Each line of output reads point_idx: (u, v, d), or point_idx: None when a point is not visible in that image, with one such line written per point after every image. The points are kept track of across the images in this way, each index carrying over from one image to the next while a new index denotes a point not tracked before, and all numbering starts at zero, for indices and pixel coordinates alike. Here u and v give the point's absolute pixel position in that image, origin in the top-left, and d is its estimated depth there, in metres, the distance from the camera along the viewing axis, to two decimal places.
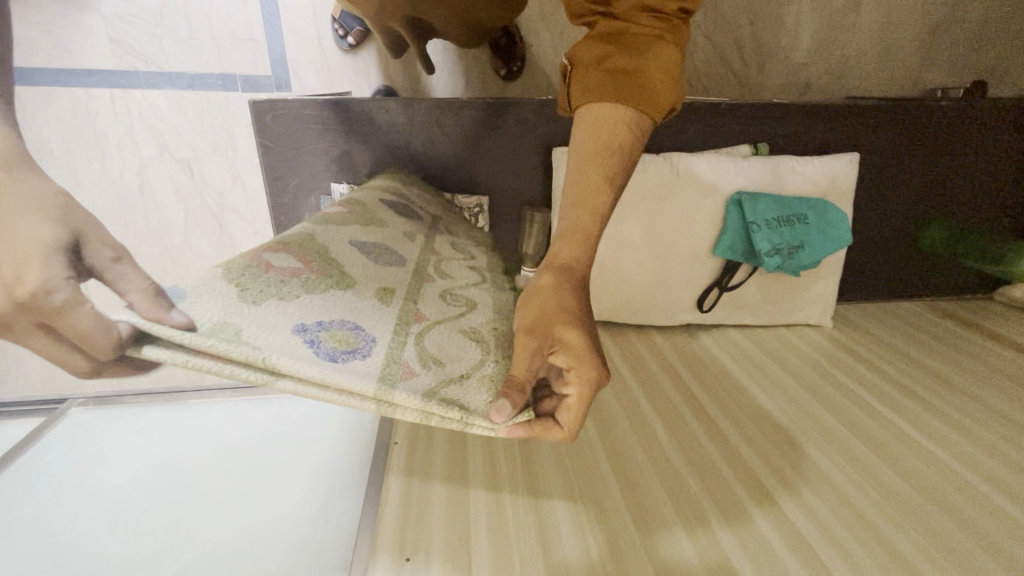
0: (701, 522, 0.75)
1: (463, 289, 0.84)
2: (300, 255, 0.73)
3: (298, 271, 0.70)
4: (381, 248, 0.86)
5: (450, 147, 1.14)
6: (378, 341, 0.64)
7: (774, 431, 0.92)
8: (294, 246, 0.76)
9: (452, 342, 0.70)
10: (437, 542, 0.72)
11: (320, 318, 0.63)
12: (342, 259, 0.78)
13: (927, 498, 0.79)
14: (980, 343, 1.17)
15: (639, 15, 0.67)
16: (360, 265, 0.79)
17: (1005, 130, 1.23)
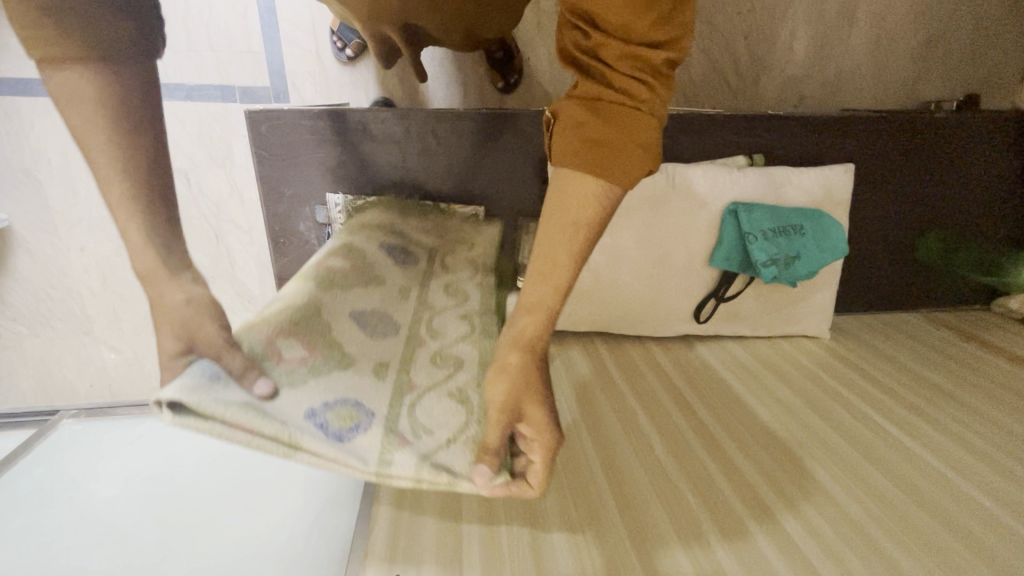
0: (698, 537, 0.74)
1: (453, 346, 0.79)
2: (307, 338, 0.69)
3: (307, 357, 0.67)
4: (378, 318, 0.80)
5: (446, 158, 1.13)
6: (378, 416, 0.66)
7: (772, 444, 0.90)
8: (291, 316, 0.71)
9: (444, 409, 0.69)
10: (428, 557, 0.71)
11: (328, 396, 0.64)
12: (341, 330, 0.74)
13: (929, 512, 0.78)
14: (978, 355, 1.16)
15: (622, 66, 0.57)
16: (357, 340, 0.74)
17: (998, 143, 1.24)
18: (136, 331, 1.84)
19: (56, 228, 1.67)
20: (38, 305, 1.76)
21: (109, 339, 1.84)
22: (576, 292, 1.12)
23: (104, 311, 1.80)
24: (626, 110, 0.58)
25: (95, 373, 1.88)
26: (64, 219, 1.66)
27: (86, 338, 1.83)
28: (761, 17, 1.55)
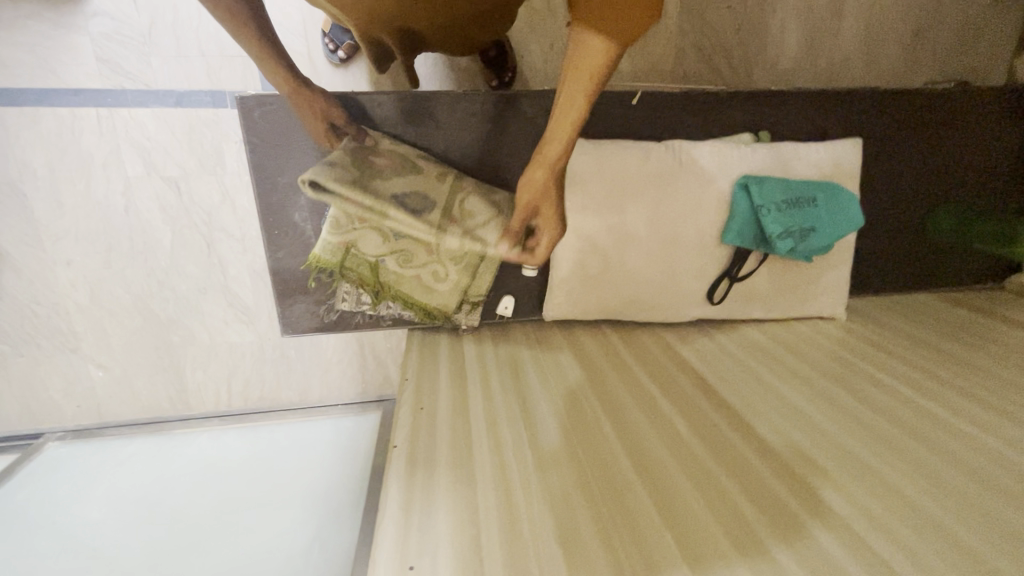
0: (737, 518, 0.70)
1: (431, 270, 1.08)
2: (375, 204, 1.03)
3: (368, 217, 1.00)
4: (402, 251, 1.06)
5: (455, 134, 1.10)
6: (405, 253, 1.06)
7: (801, 421, 0.86)
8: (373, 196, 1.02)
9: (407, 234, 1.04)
10: (447, 550, 0.65)
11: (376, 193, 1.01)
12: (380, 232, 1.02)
13: (978, 482, 0.74)
14: (998, 327, 1.13)
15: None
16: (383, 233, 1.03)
17: (1002, 116, 1.23)
18: (125, 347, 1.78)
19: (41, 241, 1.61)
20: (22, 324, 1.69)
21: (97, 356, 1.77)
22: (585, 276, 1.07)
23: (92, 327, 1.73)
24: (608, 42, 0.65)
25: (82, 393, 1.81)
26: (49, 232, 1.60)
27: (73, 356, 1.76)
28: (750, 10, 1.55)
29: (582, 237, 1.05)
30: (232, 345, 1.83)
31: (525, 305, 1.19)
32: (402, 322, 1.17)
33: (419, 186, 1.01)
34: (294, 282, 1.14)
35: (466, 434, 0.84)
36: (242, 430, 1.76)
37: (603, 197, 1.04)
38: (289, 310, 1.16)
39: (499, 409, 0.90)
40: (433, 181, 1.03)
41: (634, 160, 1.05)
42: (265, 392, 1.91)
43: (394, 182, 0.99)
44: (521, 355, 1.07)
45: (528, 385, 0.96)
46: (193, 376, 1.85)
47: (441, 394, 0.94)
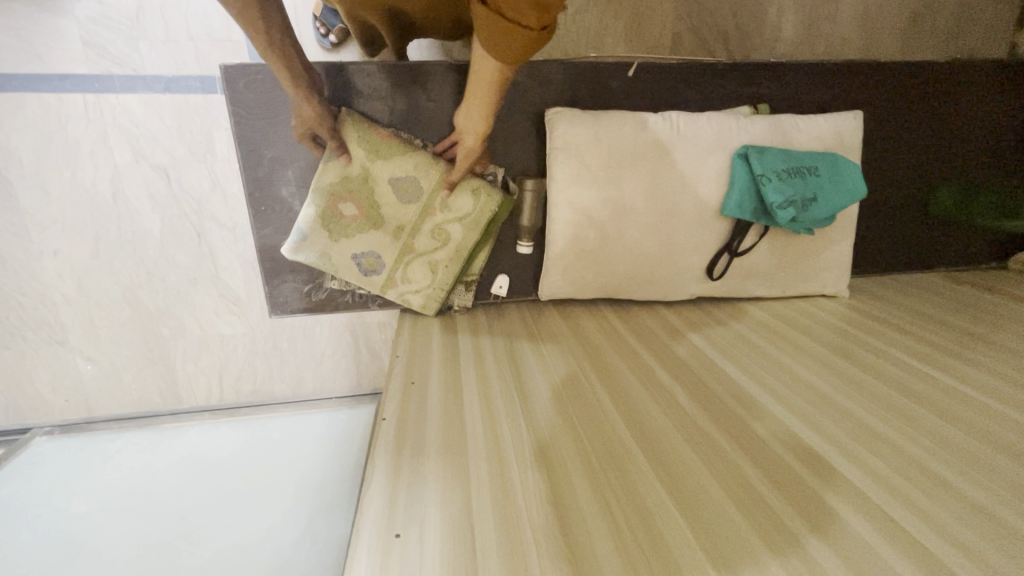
0: (745, 486, 0.66)
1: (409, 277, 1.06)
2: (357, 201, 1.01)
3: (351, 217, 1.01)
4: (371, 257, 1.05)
5: (450, 101, 1.07)
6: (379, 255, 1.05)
7: (807, 393, 0.83)
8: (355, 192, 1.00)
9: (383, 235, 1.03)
10: (438, 520, 0.61)
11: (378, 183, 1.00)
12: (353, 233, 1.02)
13: (993, 447, 0.71)
14: (1005, 302, 1.11)
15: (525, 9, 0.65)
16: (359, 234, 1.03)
17: (1004, 90, 1.21)
18: (113, 340, 1.74)
19: (27, 231, 1.57)
20: (8, 315, 1.65)
21: (85, 349, 1.73)
22: (582, 252, 1.05)
23: (79, 319, 1.69)
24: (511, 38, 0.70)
25: (70, 388, 1.77)
26: (35, 220, 1.57)
27: (60, 349, 1.72)
28: None
29: (578, 210, 1.02)
30: (223, 336, 1.79)
31: (520, 284, 1.16)
32: (390, 305, 1.16)
33: (376, 245, 1.04)
34: (282, 261, 1.11)
35: (460, 408, 0.80)
36: (234, 423, 1.73)
37: (600, 168, 1.01)
38: (277, 290, 1.12)
39: (494, 385, 0.87)
40: (387, 236, 1.04)
41: (631, 131, 1.02)
42: (258, 384, 1.88)
43: (352, 240, 1.03)
44: (517, 333, 1.04)
45: (524, 361, 0.93)
46: (184, 369, 1.82)
47: (434, 370, 0.91)
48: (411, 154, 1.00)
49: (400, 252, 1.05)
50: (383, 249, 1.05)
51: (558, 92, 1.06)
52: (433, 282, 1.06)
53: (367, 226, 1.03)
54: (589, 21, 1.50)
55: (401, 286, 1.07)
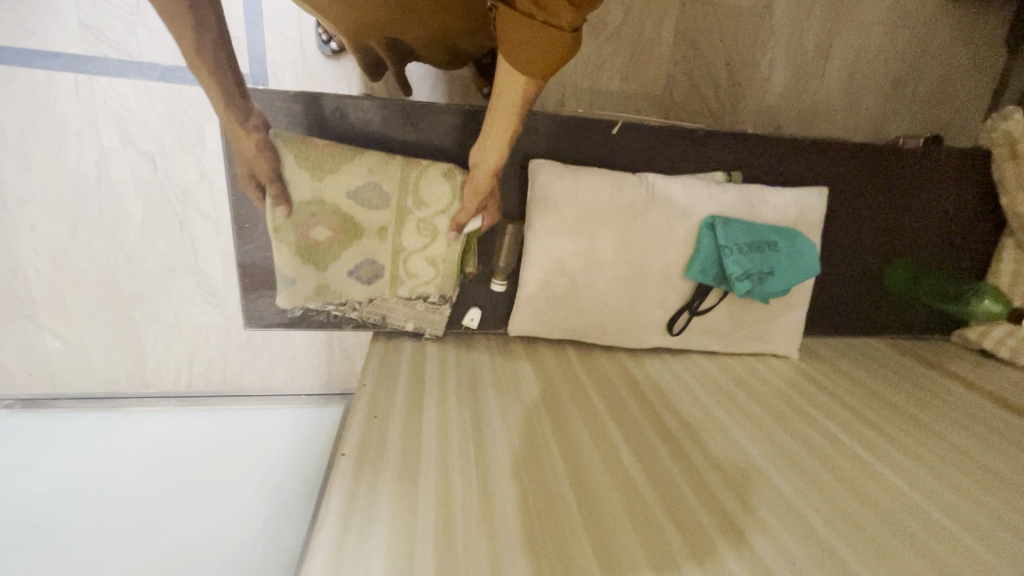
0: (665, 553, 0.72)
1: (416, 258, 1.06)
2: (324, 220, 1.01)
3: (329, 238, 1.02)
4: (367, 264, 1.07)
5: (440, 139, 1.11)
6: (372, 258, 1.06)
7: (742, 461, 0.89)
8: (320, 214, 1.00)
9: (360, 245, 1.04)
10: (380, 561, 0.66)
11: (347, 193, 1.00)
12: (337, 255, 1.04)
13: (896, 536, 0.79)
14: (938, 381, 1.19)
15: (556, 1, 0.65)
16: (346, 255, 1.05)
17: (962, 178, 1.29)
18: (85, 318, 1.73)
19: (6, 204, 1.56)
20: None
21: (55, 325, 1.72)
22: (550, 297, 1.10)
23: (52, 295, 1.68)
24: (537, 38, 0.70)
25: (35, 362, 1.74)
26: (15, 195, 1.55)
27: (29, 323, 1.70)
28: (741, 45, 1.58)
29: (550, 257, 1.07)
30: (197, 326, 1.80)
31: (491, 317, 1.21)
32: (364, 327, 1.16)
33: (368, 250, 1.05)
34: (260, 275, 1.13)
35: (416, 443, 0.85)
36: (200, 412, 1.78)
37: (575, 221, 1.06)
38: (253, 304, 1.14)
39: (452, 421, 0.91)
40: (375, 240, 1.05)
41: (608, 188, 1.07)
42: (226, 374, 1.86)
43: (340, 258, 1.04)
44: (481, 367, 1.08)
45: (483, 399, 0.98)
46: (154, 353, 1.81)
47: (398, 401, 0.95)
48: (358, 159, 1.00)
49: (395, 250, 1.06)
50: (379, 257, 1.06)
51: (543, 142, 1.10)
52: (439, 274, 1.07)
53: (348, 239, 1.03)
54: (587, 57, 1.54)
55: (411, 280, 1.08)
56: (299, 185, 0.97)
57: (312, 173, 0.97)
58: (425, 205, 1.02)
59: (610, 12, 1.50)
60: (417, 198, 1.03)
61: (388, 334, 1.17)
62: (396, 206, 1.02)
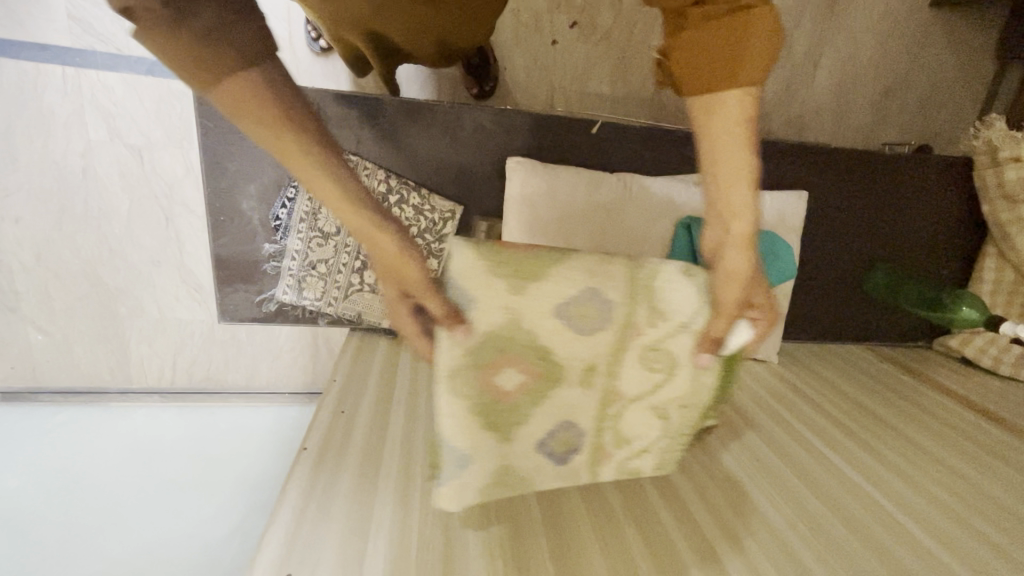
0: (624, 554, 0.72)
1: (635, 421, 0.74)
2: (518, 359, 0.64)
3: (525, 381, 0.67)
4: (557, 429, 0.71)
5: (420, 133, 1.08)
6: (564, 419, 0.71)
7: (712, 467, 0.88)
8: (519, 353, 0.65)
9: (626, 384, 0.71)
10: (331, 556, 0.65)
11: (545, 302, 0.63)
12: (518, 422, 0.69)
13: (866, 546, 0.78)
14: (918, 389, 1.19)
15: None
16: (527, 425, 0.70)
17: (944, 186, 1.29)
18: (68, 313, 1.68)
19: None
20: None
21: (38, 318, 1.67)
22: None
23: (34, 287, 1.64)
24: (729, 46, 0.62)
25: (17, 354, 1.68)
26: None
27: (11, 316, 1.65)
28: None
29: None
30: (180, 322, 1.74)
31: None
32: (340, 323, 1.17)
33: (570, 405, 0.71)
34: (236, 269, 1.12)
35: (381, 438, 0.84)
36: (181, 409, 1.76)
37: (552, 220, 1.06)
38: (228, 297, 1.13)
39: (420, 419, 0.90)
40: (575, 387, 0.70)
41: (585, 189, 1.07)
42: (211, 371, 1.77)
43: (530, 420, 0.70)
44: None
45: None
46: (137, 349, 1.74)
47: (366, 397, 0.94)
48: (563, 258, 0.63)
49: (604, 398, 0.72)
50: (579, 417, 0.72)
51: (522, 141, 1.10)
52: (667, 433, 0.75)
53: (544, 387, 0.68)
54: (577, 58, 1.53)
55: (616, 453, 0.76)
56: (485, 310, 0.61)
57: (510, 284, 0.61)
58: (666, 321, 0.68)
59: (601, 13, 1.49)
60: (648, 309, 0.68)
61: (365, 331, 1.17)
62: (623, 322, 0.67)
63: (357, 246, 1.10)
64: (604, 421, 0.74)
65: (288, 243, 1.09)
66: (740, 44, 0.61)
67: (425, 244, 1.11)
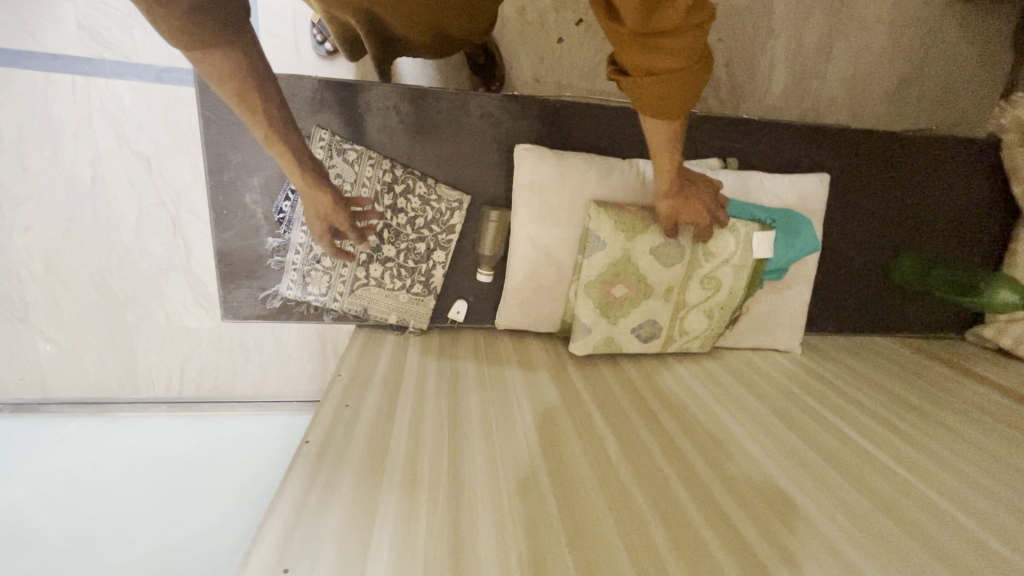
0: (649, 548, 0.67)
1: (692, 316, 1.05)
2: (626, 280, 1.00)
3: (626, 296, 1.01)
4: (647, 324, 1.04)
5: (427, 124, 1.06)
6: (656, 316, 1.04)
7: (747, 464, 0.83)
8: (623, 272, 1.00)
9: (699, 291, 1.03)
10: (330, 546, 0.61)
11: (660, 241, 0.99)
12: (629, 321, 1.03)
13: (921, 545, 0.72)
14: (955, 379, 1.12)
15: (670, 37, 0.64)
16: (626, 323, 1.03)
17: (973, 168, 1.24)
18: (78, 322, 1.67)
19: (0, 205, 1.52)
20: None
21: (47, 328, 1.66)
22: (538, 288, 1.05)
23: (43, 297, 1.62)
24: (680, 80, 0.70)
25: (26, 365, 1.68)
26: (10, 195, 1.51)
27: (21, 326, 1.64)
28: (741, 42, 1.54)
29: (536, 246, 1.03)
30: (189, 330, 1.74)
31: (478, 311, 1.16)
32: (345, 319, 1.12)
33: (653, 311, 1.03)
34: (239, 265, 1.09)
35: (387, 431, 0.80)
36: (190, 419, 1.73)
37: (561, 207, 1.02)
38: (231, 295, 1.11)
39: (428, 413, 0.85)
40: (658, 300, 1.03)
41: (596, 173, 1.03)
42: (219, 381, 1.80)
43: (629, 316, 1.03)
44: (466, 362, 1.03)
45: (464, 390, 0.93)
46: (145, 358, 1.74)
47: (372, 391, 0.90)
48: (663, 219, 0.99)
49: (676, 308, 1.04)
50: (660, 317, 1.04)
51: (529, 128, 1.08)
52: (710, 324, 1.06)
53: (640, 298, 1.02)
54: (583, 56, 1.50)
55: (681, 338, 1.06)
56: (608, 250, 0.98)
57: (625, 234, 0.98)
58: (710, 258, 1.01)
59: None
60: (705, 250, 1.01)
61: (371, 327, 1.13)
62: (691, 259, 1.00)
63: (361, 239, 1.06)
64: (675, 320, 1.05)
65: (293, 236, 1.06)
66: (689, 73, 0.70)
67: (431, 236, 1.08)
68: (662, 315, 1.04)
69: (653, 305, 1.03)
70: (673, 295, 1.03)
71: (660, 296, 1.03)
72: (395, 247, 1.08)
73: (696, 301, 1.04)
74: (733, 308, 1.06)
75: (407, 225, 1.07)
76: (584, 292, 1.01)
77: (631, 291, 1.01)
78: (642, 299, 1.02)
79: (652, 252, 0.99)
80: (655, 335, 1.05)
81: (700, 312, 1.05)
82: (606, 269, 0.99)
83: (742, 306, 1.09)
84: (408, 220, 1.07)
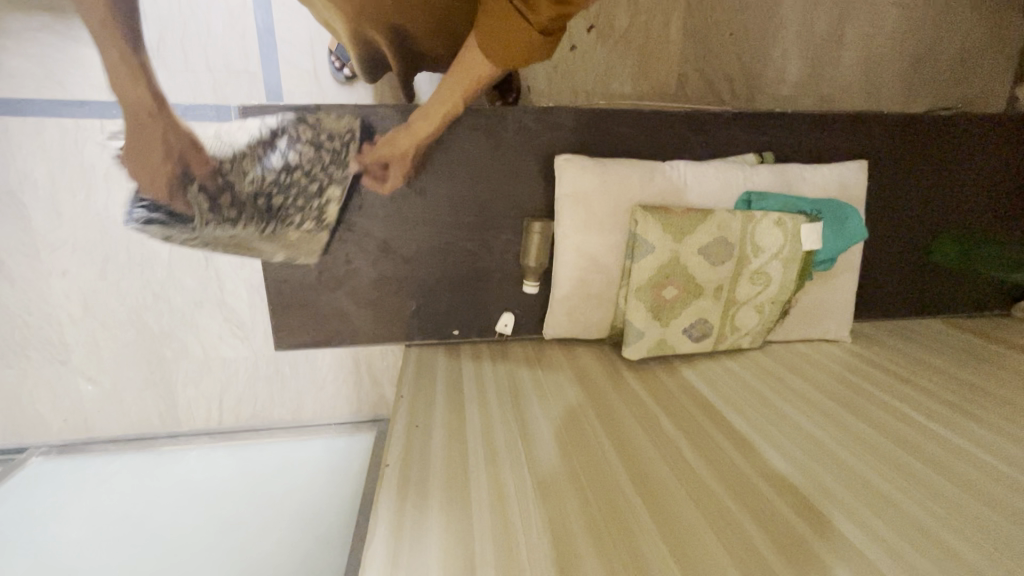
0: (743, 545, 0.67)
1: (744, 312, 1.05)
2: (677, 282, 1.01)
3: (677, 297, 1.02)
4: (700, 324, 1.04)
5: (464, 148, 1.06)
6: (709, 318, 1.04)
7: (821, 456, 0.82)
8: (672, 274, 1.00)
9: (749, 287, 1.04)
10: (436, 569, 0.62)
11: (707, 241, 1.00)
12: (681, 323, 1.03)
13: (1013, 518, 0.71)
14: (1011, 354, 1.11)
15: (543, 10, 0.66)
16: (678, 324, 1.03)
17: (1009, 143, 1.23)
18: (117, 361, 1.67)
19: (37, 251, 1.53)
20: (11, 334, 1.59)
21: (88, 369, 1.67)
22: (586, 295, 1.06)
23: (83, 339, 1.63)
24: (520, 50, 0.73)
25: (70, 407, 1.69)
26: (46, 241, 1.52)
27: (63, 369, 1.65)
28: (754, 36, 1.54)
29: (584, 253, 1.04)
30: (225, 360, 1.73)
31: (525, 322, 1.17)
32: (397, 339, 1.16)
33: (703, 309, 1.03)
34: (291, 295, 1.11)
35: (462, 451, 0.81)
36: (233, 448, 1.70)
37: (606, 214, 1.03)
38: (285, 324, 1.13)
39: (497, 429, 0.86)
40: (709, 298, 1.03)
41: (638, 177, 1.04)
42: (257, 408, 1.78)
43: (681, 317, 1.03)
44: (521, 373, 1.03)
45: (526, 401, 0.94)
46: (184, 392, 1.73)
47: (438, 410, 0.91)
48: (709, 218, 1.00)
49: (726, 305, 1.04)
50: (711, 315, 1.04)
51: (565, 138, 1.09)
52: (761, 320, 1.06)
53: (690, 298, 1.02)
54: (597, 61, 1.51)
55: (732, 336, 1.06)
56: (657, 252, 0.99)
57: (672, 234, 0.99)
58: (759, 253, 1.02)
59: (616, 15, 1.48)
60: (752, 246, 1.02)
61: (421, 346, 1.17)
62: (739, 257, 1.01)
63: (255, 207, 1.01)
64: (727, 317, 1.05)
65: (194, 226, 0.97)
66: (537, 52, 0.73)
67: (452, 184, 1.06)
68: (713, 313, 1.04)
69: (704, 305, 1.03)
70: (722, 293, 1.03)
71: (710, 294, 1.03)
72: (291, 203, 1.03)
73: (746, 298, 1.04)
74: (784, 303, 1.06)
75: (299, 176, 1.02)
76: (635, 297, 1.01)
77: (682, 291, 1.02)
78: (692, 299, 1.03)
79: (700, 252, 1.00)
80: (707, 333, 1.05)
81: (751, 308, 1.05)
82: (657, 272, 1.00)
83: (792, 298, 1.09)
84: (291, 170, 1.01)
